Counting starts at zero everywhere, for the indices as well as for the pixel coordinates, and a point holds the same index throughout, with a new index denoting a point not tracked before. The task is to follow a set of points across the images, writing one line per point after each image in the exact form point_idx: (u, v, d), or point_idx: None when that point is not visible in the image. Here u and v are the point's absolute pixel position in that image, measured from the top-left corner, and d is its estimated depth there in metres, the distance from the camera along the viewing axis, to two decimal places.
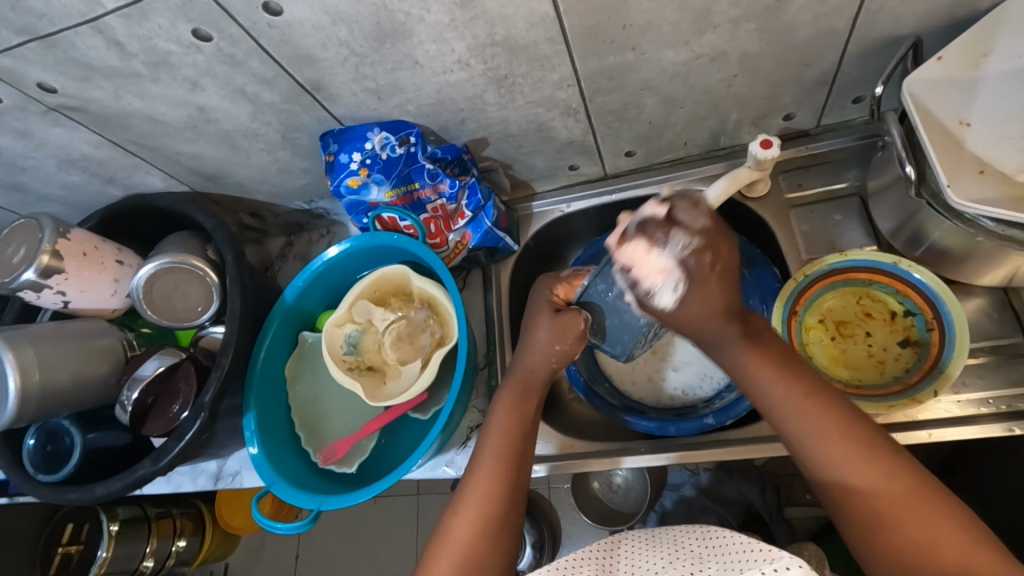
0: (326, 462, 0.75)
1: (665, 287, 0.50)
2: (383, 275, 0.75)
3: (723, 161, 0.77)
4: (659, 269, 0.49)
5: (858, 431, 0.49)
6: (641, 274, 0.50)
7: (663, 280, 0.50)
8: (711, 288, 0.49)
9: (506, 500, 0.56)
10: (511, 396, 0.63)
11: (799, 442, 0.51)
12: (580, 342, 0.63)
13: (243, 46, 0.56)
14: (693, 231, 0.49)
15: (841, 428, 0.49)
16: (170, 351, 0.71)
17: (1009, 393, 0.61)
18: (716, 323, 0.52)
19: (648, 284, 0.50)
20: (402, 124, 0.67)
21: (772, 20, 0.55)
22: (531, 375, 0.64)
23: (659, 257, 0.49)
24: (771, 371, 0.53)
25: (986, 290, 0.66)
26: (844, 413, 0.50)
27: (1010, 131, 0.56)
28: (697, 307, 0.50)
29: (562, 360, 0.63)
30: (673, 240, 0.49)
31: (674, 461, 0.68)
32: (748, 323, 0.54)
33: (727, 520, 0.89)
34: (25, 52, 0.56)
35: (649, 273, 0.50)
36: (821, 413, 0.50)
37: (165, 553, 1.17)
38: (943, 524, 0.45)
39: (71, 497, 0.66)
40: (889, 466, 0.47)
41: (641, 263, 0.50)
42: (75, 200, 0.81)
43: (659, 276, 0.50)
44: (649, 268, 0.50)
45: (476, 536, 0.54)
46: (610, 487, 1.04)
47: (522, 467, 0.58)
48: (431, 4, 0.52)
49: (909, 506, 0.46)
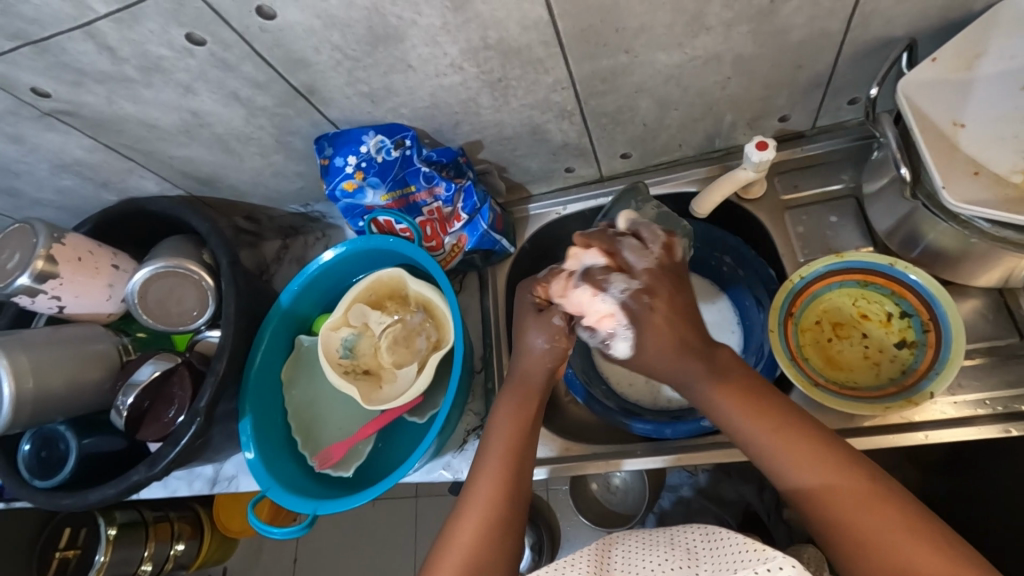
0: (322, 467, 0.75)
1: (617, 330, 0.55)
2: (379, 278, 0.75)
3: (718, 163, 0.77)
4: (606, 313, 0.55)
5: (830, 460, 0.49)
6: (591, 319, 0.57)
7: (609, 321, 0.56)
8: (659, 323, 0.54)
9: (506, 507, 0.56)
10: (512, 401, 0.62)
11: (778, 475, 0.51)
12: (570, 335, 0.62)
13: (236, 50, 0.56)
14: (633, 276, 0.55)
15: (813, 459, 0.50)
16: (165, 356, 0.71)
17: (1005, 394, 0.61)
18: (675, 361, 0.54)
19: (602, 329, 0.56)
20: (397, 128, 0.67)
21: (765, 23, 0.55)
22: (529, 378, 0.63)
23: (604, 301, 0.56)
24: (740, 402, 0.53)
25: (982, 291, 0.66)
26: (815, 439, 0.51)
27: (1004, 132, 0.56)
28: (649, 348, 0.55)
29: (556, 359, 0.62)
30: (613, 284, 0.55)
31: (671, 464, 0.69)
32: (715, 358, 0.55)
33: (726, 520, 0.90)
34: (17, 57, 0.56)
35: (597, 317, 0.56)
36: (793, 446, 0.51)
37: (164, 557, 1.16)
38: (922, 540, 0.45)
39: (65, 503, 0.66)
40: (862, 490, 0.47)
41: (588, 308, 0.56)
42: (69, 204, 0.81)
43: (606, 317, 0.56)
44: (599, 315, 0.56)
45: (475, 553, 0.53)
46: (608, 488, 1.03)
47: (523, 474, 0.58)
48: (424, 8, 0.52)
49: (893, 529, 0.45)
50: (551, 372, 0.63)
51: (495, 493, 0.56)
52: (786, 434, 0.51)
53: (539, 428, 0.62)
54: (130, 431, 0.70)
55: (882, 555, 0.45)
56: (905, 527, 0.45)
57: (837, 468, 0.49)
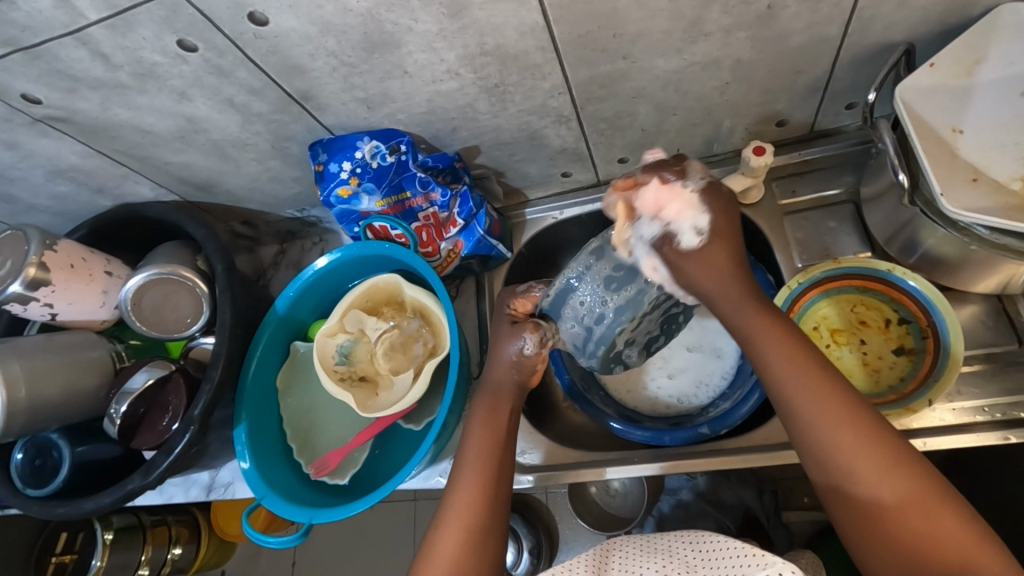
0: (318, 473, 0.74)
1: (687, 222, 0.52)
2: (375, 284, 0.75)
3: (716, 167, 0.76)
4: (688, 199, 0.53)
5: (859, 416, 0.47)
6: (667, 206, 0.52)
7: (682, 215, 0.52)
8: (721, 222, 0.53)
9: (488, 509, 0.56)
10: (483, 412, 0.62)
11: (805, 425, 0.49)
12: (542, 352, 0.63)
13: (230, 56, 0.55)
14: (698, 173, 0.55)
15: (840, 402, 0.48)
16: (159, 363, 0.70)
17: (1006, 401, 0.60)
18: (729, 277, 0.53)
19: (674, 219, 0.52)
20: (393, 133, 0.66)
21: (764, 29, 0.55)
22: (501, 387, 0.63)
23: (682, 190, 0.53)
24: (783, 347, 0.51)
25: (981, 298, 0.65)
26: (847, 394, 0.48)
27: (1004, 140, 0.55)
28: (710, 248, 0.53)
29: (524, 372, 0.64)
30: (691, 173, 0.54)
31: (665, 471, 0.68)
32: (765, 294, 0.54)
33: (725, 524, 0.86)
34: (10, 63, 0.55)
35: (674, 210, 0.52)
36: (823, 395, 0.48)
37: (161, 561, 1.15)
38: (945, 520, 0.44)
39: (59, 512, 0.66)
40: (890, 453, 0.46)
41: (669, 197, 0.53)
42: (63, 209, 0.80)
43: (684, 210, 0.52)
44: (680, 199, 0.53)
45: (458, 555, 0.53)
46: (608, 491, 1.02)
47: (501, 481, 0.58)
48: (420, 15, 0.51)
49: (915, 495, 0.45)
50: (520, 384, 0.64)
51: (475, 499, 0.56)
52: (819, 377, 0.49)
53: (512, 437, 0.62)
54: (123, 439, 0.70)
55: (890, 521, 0.45)
56: (918, 497, 0.45)
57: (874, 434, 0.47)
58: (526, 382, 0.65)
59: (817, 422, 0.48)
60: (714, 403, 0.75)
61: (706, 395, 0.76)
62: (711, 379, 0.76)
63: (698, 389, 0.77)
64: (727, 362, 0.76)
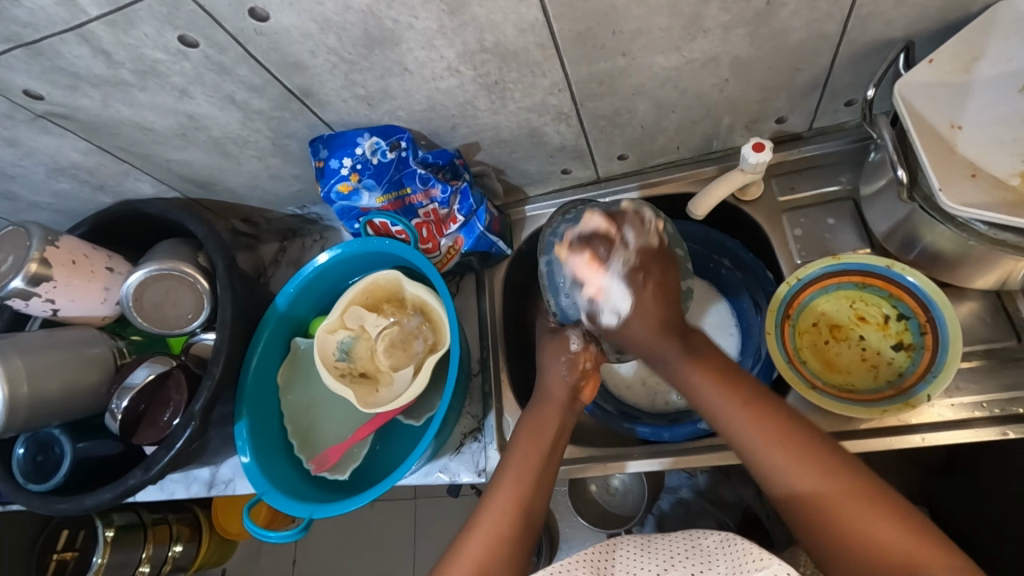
0: (319, 470, 0.74)
1: (611, 305, 0.58)
2: (375, 281, 0.75)
3: (716, 164, 0.76)
4: (604, 286, 0.58)
5: (797, 436, 0.52)
6: (588, 286, 0.59)
7: (605, 296, 0.58)
8: (649, 297, 0.57)
9: (522, 524, 0.56)
10: (531, 418, 0.64)
11: (749, 454, 0.53)
12: (587, 352, 0.66)
13: (230, 53, 0.56)
14: (631, 252, 0.58)
15: (775, 428, 0.53)
16: (160, 359, 0.70)
17: (1004, 397, 0.61)
18: (659, 339, 0.58)
19: (594, 300, 0.59)
20: (393, 130, 0.67)
21: (762, 25, 0.55)
22: (553, 391, 0.65)
23: (602, 275, 0.58)
24: (714, 382, 0.57)
25: (980, 294, 0.65)
26: (777, 414, 0.54)
27: (1002, 136, 0.55)
28: (637, 321, 0.58)
29: (573, 372, 0.65)
30: (616, 254, 0.58)
31: (668, 466, 0.69)
32: (691, 340, 0.59)
33: (725, 522, 0.89)
34: (11, 60, 0.56)
35: (596, 290, 0.58)
36: (763, 421, 0.54)
37: (162, 559, 1.15)
38: (890, 528, 0.47)
39: (60, 507, 0.66)
40: (824, 471, 0.50)
41: (589, 279, 0.58)
42: (65, 207, 0.80)
43: (606, 293, 0.58)
44: (597, 287, 0.58)
45: (485, 557, 0.54)
46: (608, 490, 0.96)
47: (541, 488, 0.59)
48: (419, 11, 0.51)
49: (860, 506, 0.48)
50: (574, 388, 0.65)
51: (510, 508, 0.57)
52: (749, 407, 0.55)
53: (558, 454, 0.63)
54: (124, 435, 0.70)
55: (841, 528, 0.48)
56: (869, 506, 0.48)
57: (804, 449, 0.52)
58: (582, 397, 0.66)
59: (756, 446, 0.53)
60: None
61: None
62: None
63: None
64: None
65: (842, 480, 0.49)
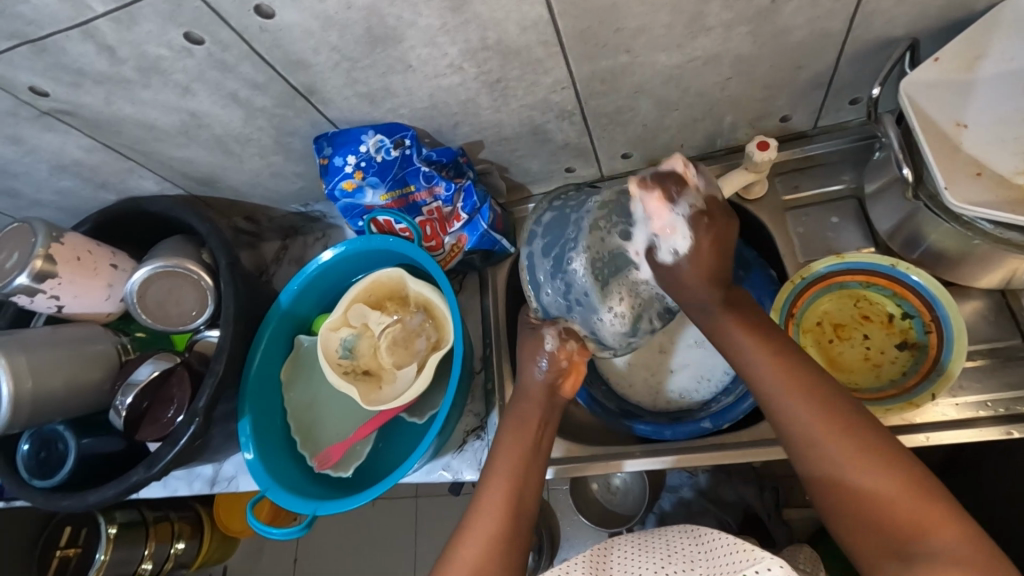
0: (321, 467, 0.75)
1: (671, 244, 0.55)
2: (379, 278, 0.75)
3: (719, 162, 0.76)
4: (669, 227, 0.55)
5: (821, 388, 0.51)
6: (653, 223, 0.55)
7: (670, 233, 0.55)
8: (710, 242, 0.54)
9: (513, 521, 0.56)
10: (513, 417, 0.63)
11: (770, 402, 0.52)
12: (564, 352, 0.64)
13: (234, 50, 0.56)
14: (699, 198, 0.55)
15: (799, 380, 0.51)
16: (165, 356, 0.71)
17: (1008, 396, 0.61)
18: (701, 288, 0.56)
19: (655, 237, 0.56)
20: (396, 128, 0.67)
21: (765, 23, 0.55)
22: (532, 391, 0.65)
23: (670, 214, 0.54)
24: (743, 329, 0.55)
25: (984, 293, 0.65)
26: (802, 366, 0.52)
27: (1006, 135, 0.55)
28: (692, 265, 0.55)
29: (550, 373, 0.64)
30: (688, 196, 0.54)
31: (671, 465, 0.69)
32: (734, 291, 0.57)
33: (726, 522, 0.87)
34: (15, 57, 0.56)
35: (662, 226, 0.55)
36: (788, 372, 0.52)
37: (164, 556, 1.15)
38: (902, 487, 0.45)
39: (64, 503, 0.66)
40: (843, 426, 0.48)
41: (655, 213, 0.55)
42: (68, 204, 0.80)
43: (669, 233, 0.55)
44: (663, 225, 0.55)
45: (482, 558, 0.54)
46: (608, 489, 0.98)
47: (530, 486, 0.59)
48: (422, 9, 0.52)
49: (873, 463, 0.47)
50: (550, 387, 0.64)
51: (501, 505, 0.57)
52: (777, 359, 0.53)
53: (543, 451, 0.62)
54: (128, 432, 0.70)
55: (850, 482, 0.47)
56: (882, 462, 0.47)
57: (823, 401, 0.50)
58: (560, 392, 0.65)
59: (777, 394, 0.51)
60: (716, 398, 0.75)
61: (707, 390, 0.76)
62: (714, 376, 0.75)
63: (700, 384, 0.76)
64: None
65: (858, 435, 0.48)
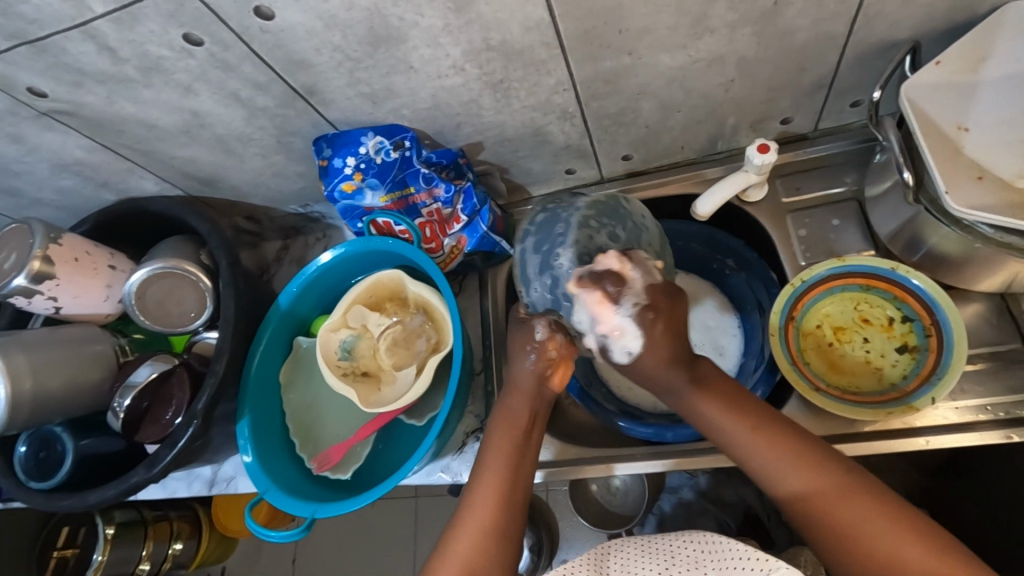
0: (320, 469, 0.74)
1: (625, 344, 0.55)
2: (379, 280, 0.74)
3: (721, 165, 0.76)
4: (619, 328, 0.54)
5: (809, 453, 0.52)
6: (601, 326, 0.55)
7: (619, 335, 0.54)
8: (660, 335, 0.55)
9: (505, 512, 0.57)
10: (504, 410, 0.62)
11: (765, 474, 0.53)
12: (555, 343, 0.61)
13: (235, 50, 0.55)
14: (640, 292, 0.54)
15: (789, 450, 0.53)
16: (162, 357, 0.70)
17: (1009, 400, 0.60)
18: (669, 372, 0.56)
19: (605, 340, 0.55)
20: (397, 129, 0.66)
21: (769, 25, 0.55)
22: (522, 382, 0.62)
23: (615, 315, 0.54)
24: (722, 405, 0.56)
25: (985, 296, 0.65)
26: (787, 433, 0.54)
27: (1008, 138, 0.55)
28: (648, 358, 0.55)
29: (540, 363, 0.61)
30: (628, 296, 0.54)
31: (670, 468, 0.69)
32: (700, 370, 0.58)
33: (726, 523, 0.88)
34: (16, 56, 0.55)
35: (609, 329, 0.54)
36: (774, 442, 0.53)
37: (162, 556, 1.15)
38: (911, 544, 0.47)
39: (63, 504, 0.65)
40: (839, 486, 0.50)
41: (600, 317, 0.54)
42: (68, 204, 0.80)
43: (618, 333, 0.54)
44: (612, 328, 0.54)
45: (474, 556, 0.54)
46: (608, 490, 0.96)
47: (521, 480, 0.59)
48: (425, 9, 0.51)
49: (879, 521, 0.48)
50: (541, 376, 0.62)
51: (493, 500, 0.57)
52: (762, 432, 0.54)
53: (534, 445, 0.61)
54: (126, 433, 0.70)
55: (862, 544, 0.48)
56: (887, 518, 0.48)
57: (814, 466, 0.51)
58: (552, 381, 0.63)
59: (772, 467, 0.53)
60: None
61: None
62: None
63: None
64: (729, 361, 0.78)
65: (857, 495, 0.49)
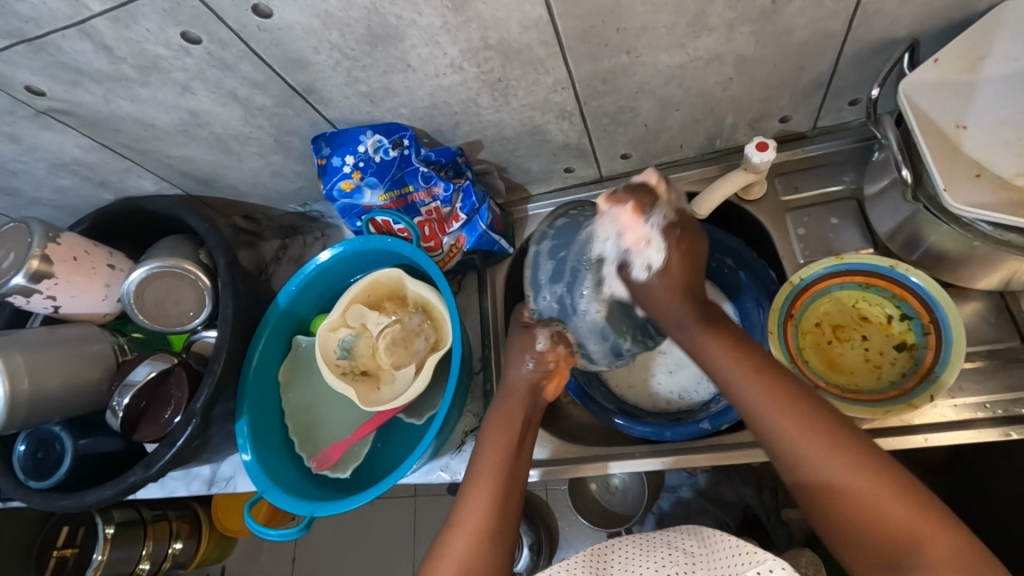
0: (320, 468, 0.74)
1: (647, 258, 0.57)
2: (377, 279, 0.74)
3: (719, 163, 0.76)
4: (645, 238, 0.56)
5: (805, 405, 0.52)
6: (628, 236, 0.57)
7: (644, 246, 0.56)
8: (680, 259, 0.56)
9: (498, 518, 0.56)
10: (499, 414, 0.63)
11: (756, 419, 0.53)
12: (555, 352, 0.64)
13: (233, 49, 0.55)
14: (670, 211, 0.57)
15: (784, 401, 0.52)
16: (161, 356, 0.70)
17: (1007, 398, 0.61)
18: (678, 302, 0.57)
19: (630, 249, 0.57)
20: (395, 127, 0.66)
21: (767, 24, 0.55)
22: (519, 388, 0.64)
23: (646, 225, 0.56)
24: (724, 347, 0.56)
25: (984, 294, 0.65)
26: (784, 384, 0.53)
27: (1007, 136, 0.55)
28: (665, 278, 0.57)
29: (538, 368, 0.63)
30: (661, 208, 0.56)
31: (669, 466, 0.69)
32: (710, 309, 0.58)
33: (725, 522, 0.87)
34: (13, 55, 0.55)
35: (637, 239, 0.56)
36: (771, 391, 0.53)
37: (162, 556, 1.15)
38: (895, 504, 0.46)
39: (61, 504, 0.65)
40: (832, 441, 0.50)
41: (629, 227, 0.56)
42: (66, 204, 0.80)
43: (644, 246, 0.56)
44: (637, 236, 0.56)
45: (467, 557, 0.54)
46: (608, 490, 0.98)
47: (514, 483, 0.59)
48: (423, 7, 0.51)
49: (864, 477, 0.48)
50: (536, 383, 0.64)
51: (486, 503, 0.57)
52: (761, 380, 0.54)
53: (527, 450, 0.62)
54: (125, 432, 0.70)
55: (841, 498, 0.48)
56: (872, 475, 0.48)
57: (808, 419, 0.51)
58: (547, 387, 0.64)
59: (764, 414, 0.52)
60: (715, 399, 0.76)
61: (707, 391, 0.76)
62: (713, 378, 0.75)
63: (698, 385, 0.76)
64: None
65: (846, 451, 0.49)
